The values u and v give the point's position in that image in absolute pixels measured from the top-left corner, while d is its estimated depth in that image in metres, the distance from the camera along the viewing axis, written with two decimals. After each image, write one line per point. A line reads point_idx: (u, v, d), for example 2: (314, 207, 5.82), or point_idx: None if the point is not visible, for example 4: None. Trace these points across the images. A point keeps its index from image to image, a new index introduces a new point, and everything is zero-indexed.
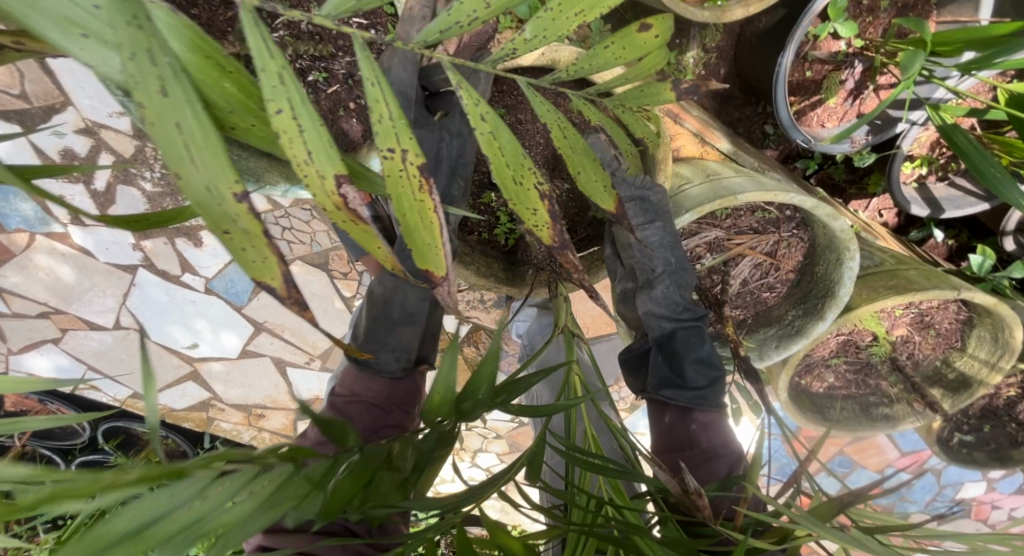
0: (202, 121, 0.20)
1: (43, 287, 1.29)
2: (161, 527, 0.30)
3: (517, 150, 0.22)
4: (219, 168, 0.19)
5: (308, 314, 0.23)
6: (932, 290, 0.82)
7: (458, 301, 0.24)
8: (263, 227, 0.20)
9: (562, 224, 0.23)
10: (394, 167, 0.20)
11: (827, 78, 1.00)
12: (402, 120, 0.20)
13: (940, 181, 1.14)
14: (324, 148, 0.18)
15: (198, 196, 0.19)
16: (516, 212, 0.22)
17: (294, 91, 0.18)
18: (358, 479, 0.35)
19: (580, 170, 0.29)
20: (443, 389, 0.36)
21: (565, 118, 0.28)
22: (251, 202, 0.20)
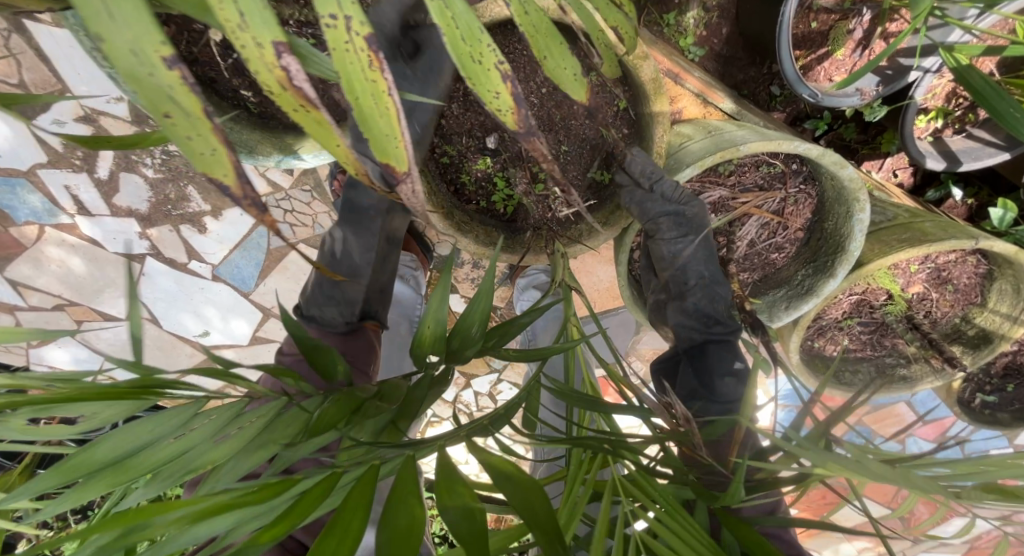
0: None
1: (56, 279, 1.32)
2: (144, 457, 0.31)
3: (473, 24, 0.20)
4: (144, 28, 0.18)
5: (269, 218, 0.22)
6: (948, 240, 0.79)
7: (424, 201, 0.22)
8: (203, 104, 0.19)
9: (527, 108, 0.21)
10: (338, 36, 0.19)
11: (834, 28, 0.97)
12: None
13: (956, 135, 1.09)
14: (258, 9, 0.17)
15: (128, 65, 0.18)
16: (475, 93, 0.20)
17: None
18: (343, 403, 0.35)
19: (546, 56, 0.27)
20: (433, 325, 0.36)
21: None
22: (181, 68, 0.18)
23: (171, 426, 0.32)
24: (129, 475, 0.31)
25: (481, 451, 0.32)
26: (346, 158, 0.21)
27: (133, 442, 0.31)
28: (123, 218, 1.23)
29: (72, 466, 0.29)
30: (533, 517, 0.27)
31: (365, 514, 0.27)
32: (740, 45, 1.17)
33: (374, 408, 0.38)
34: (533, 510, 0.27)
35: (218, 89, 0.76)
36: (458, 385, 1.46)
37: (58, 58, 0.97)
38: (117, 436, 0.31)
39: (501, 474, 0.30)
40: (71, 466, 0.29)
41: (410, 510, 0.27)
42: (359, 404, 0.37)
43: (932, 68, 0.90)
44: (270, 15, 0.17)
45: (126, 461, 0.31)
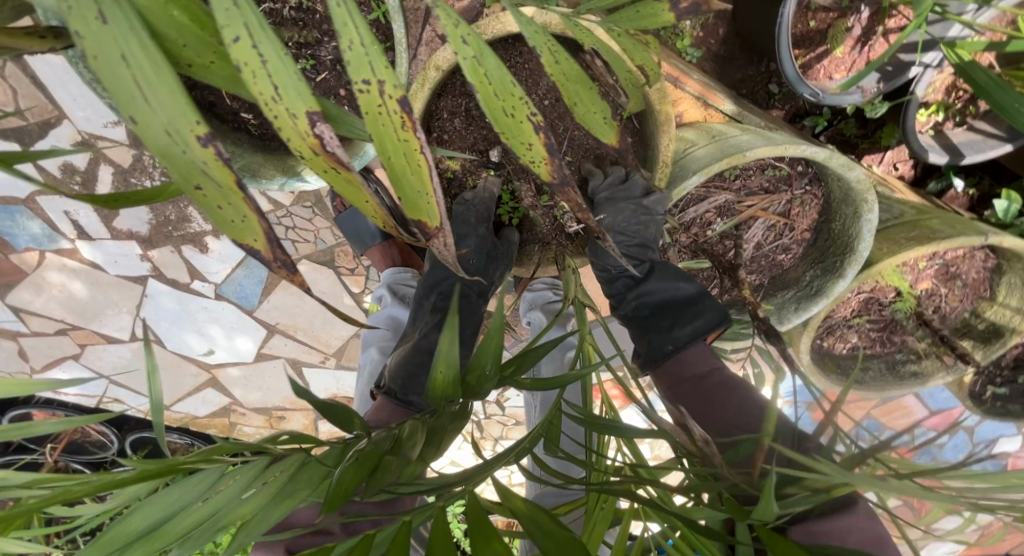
0: (151, 53, 0.19)
1: (58, 304, 1.31)
2: (177, 521, 0.32)
3: (505, 77, 0.20)
4: (175, 108, 0.18)
5: (299, 278, 0.21)
6: (958, 238, 0.79)
7: (456, 254, 0.22)
8: (234, 175, 0.18)
9: (560, 158, 0.21)
10: (370, 101, 0.19)
11: (832, 26, 0.97)
12: (375, 46, 0.19)
13: (958, 127, 1.09)
14: (290, 80, 0.17)
15: (161, 143, 0.18)
16: (509, 147, 0.20)
17: (254, 18, 0.17)
18: (362, 465, 0.33)
19: (575, 101, 0.29)
20: (445, 369, 0.34)
21: (554, 40, 0.27)
22: (214, 143, 0.18)
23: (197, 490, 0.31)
24: (165, 540, 0.31)
25: (507, 494, 0.32)
26: (379, 213, 0.21)
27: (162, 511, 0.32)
28: (124, 241, 1.23)
29: (107, 540, 0.30)
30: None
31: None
32: (738, 44, 1.16)
33: (396, 460, 0.36)
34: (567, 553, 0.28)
35: (218, 113, 0.76)
36: None
37: (53, 84, 0.96)
38: (146, 507, 0.32)
39: (528, 517, 0.30)
40: (105, 541, 0.30)
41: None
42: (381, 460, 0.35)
43: (933, 63, 0.92)
44: (303, 85, 0.17)
45: (161, 527, 0.31)
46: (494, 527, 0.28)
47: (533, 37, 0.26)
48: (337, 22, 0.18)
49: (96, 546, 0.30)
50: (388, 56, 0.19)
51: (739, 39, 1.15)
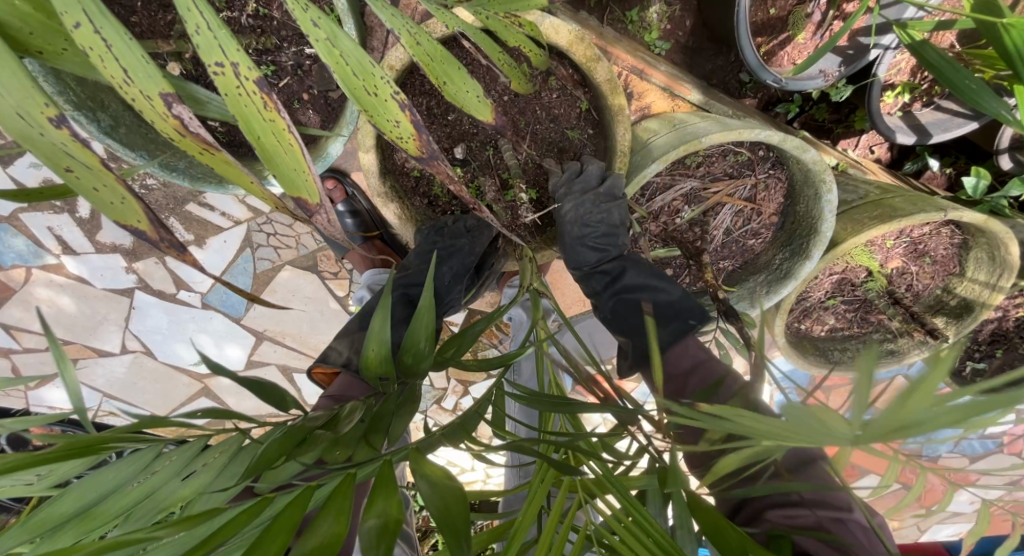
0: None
1: (48, 319, 1.32)
2: (111, 502, 0.34)
3: (363, 60, 0.22)
4: (23, 95, 0.19)
5: (192, 257, 0.23)
6: (918, 214, 0.79)
7: (341, 229, 0.23)
8: (98, 156, 0.20)
9: (428, 132, 0.23)
10: (228, 83, 0.20)
11: (792, 13, 0.98)
12: (223, 30, 0.20)
13: (925, 108, 1.10)
14: (141, 65, 0.18)
15: (17, 127, 0.20)
16: (375, 122, 0.23)
17: (94, 2, 0.18)
18: (290, 439, 0.34)
19: (444, 80, 0.34)
20: (377, 346, 0.36)
21: (415, 25, 0.32)
22: (68, 125, 0.20)
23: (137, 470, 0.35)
24: (99, 520, 0.33)
25: (418, 463, 0.32)
26: (260, 192, 0.22)
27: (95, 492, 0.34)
28: (108, 254, 1.25)
29: (39, 521, 0.32)
30: (445, 518, 0.27)
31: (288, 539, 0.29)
32: (705, 36, 1.18)
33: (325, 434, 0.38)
34: (449, 514, 0.28)
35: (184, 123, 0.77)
36: (455, 393, 1.45)
37: None
38: (78, 490, 0.34)
39: (426, 482, 0.30)
40: (37, 522, 0.32)
41: (334, 522, 0.28)
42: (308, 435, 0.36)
43: (891, 44, 0.93)
44: (153, 68, 0.18)
45: (93, 508, 0.34)
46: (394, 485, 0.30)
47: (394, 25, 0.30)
48: (181, 10, 0.19)
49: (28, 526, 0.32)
50: (238, 39, 0.20)
51: (706, 30, 1.17)
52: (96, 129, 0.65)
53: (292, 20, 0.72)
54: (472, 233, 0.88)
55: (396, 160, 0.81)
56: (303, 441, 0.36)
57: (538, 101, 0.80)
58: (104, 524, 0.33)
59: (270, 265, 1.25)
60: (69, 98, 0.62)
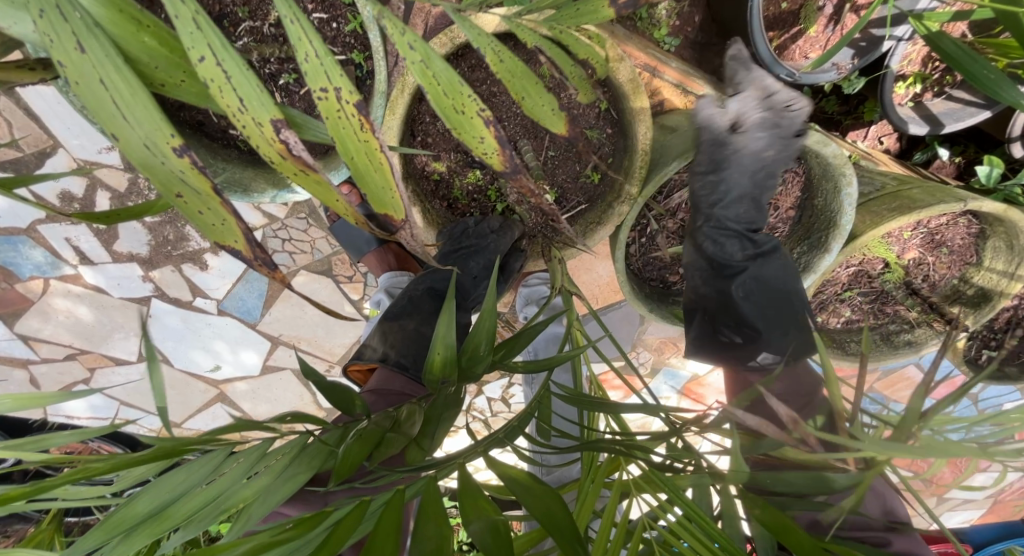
0: (125, 75, 0.21)
1: (65, 329, 1.33)
2: (181, 503, 0.34)
3: (453, 79, 0.26)
4: (151, 126, 0.21)
5: (281, 275, 0.23)
6: (938, 205, 0.80)
7: (424, 244, 0.24)
8: (208, 182, 0.21)
9: (510, 147, 0.26)
10: (331, 107, 0.21)
11: (803, 7, 0.99)
12: (328, 57, 0.20)
13: (936, 97, 1.11)
14: (253, 94, 0.20)
15: (142, 156, 0.21)
16: (462, 138, 0.26)
17: (213, 33, 0.20)
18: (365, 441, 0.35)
19: (524, 96, 0.36)
20: (443, 349, 0.36)
21: (498, 43, 0.34)
22: (188, 155, 0.21)
23: (204, 473, 0.36)
24: (170, 521, 0.33)
25: (498, 464, 0.33)
26: (349, 210, 0.23)
27: (167, 494, 0.35)
28: (125, 263, 1.25)
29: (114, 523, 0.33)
30: (548, 521, 0.29)
31: (394, 541, 0.30)
32: (715, 31, 1.18)
33: (397, 437, 0.39)
34: (552, 514, 0.29)
35: (207, 132, 0.78)
36: (469, 393, 1.46)
37: (45, 114, 0.99)
38: (152, 491, 0.35)
39: (518, 485, 0.32)
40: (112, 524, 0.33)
41: (438, 525, 0.30)
42: (380, 438, 0.37)
43: (905, 35, 0.93)
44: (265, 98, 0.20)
45: (166, 509, 0.34)
46: (483, 492, 0.31)
47: (478, 41, 0.32)
48: (291, 39, 0.20)
49: (104, 528, 0.33)
50: (342, 65, 0.21)
51: (715, 26, 1.17)
52: None
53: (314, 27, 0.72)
54: (496, 233, 0.87)
55: (417, 163, 0.82)
56: (379, 442, 0.37)
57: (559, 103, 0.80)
58: (175, 525, 0.33)
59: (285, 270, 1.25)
60: None
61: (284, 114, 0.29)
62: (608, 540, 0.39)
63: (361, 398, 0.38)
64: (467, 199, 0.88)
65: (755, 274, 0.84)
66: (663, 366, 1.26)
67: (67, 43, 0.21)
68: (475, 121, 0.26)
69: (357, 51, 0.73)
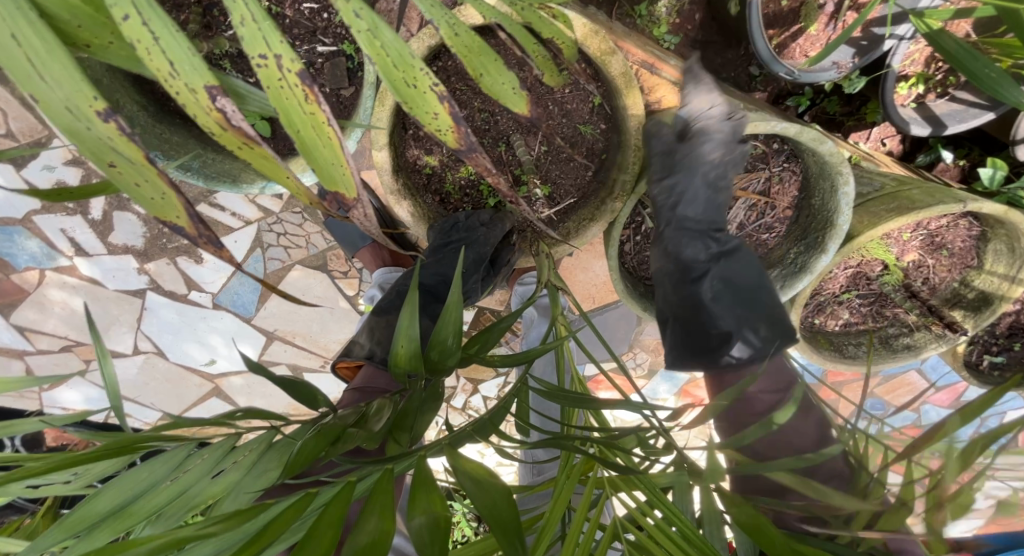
0: (39, 29, 0.21)
1: (62, 321, 1.33)
2: (145, 502, 0.34)
3: (402, 52, 0.25)
4: (73, 87, 0.21)
5: (228, 254, 0.23)
6: (936, 206, 0.79)
7: (378, 223, 0.23)
8: (142, 151, 0.21)
9: (464, 124, 0.26)
10: (271, 75, 0.20)
11: (804, 5, 0.97)
12: (266, 21, 0.20)
13: (940, 99, 1.10)
14: (188, 60, 0.20)
15: (67, 121, 0.21)
16: (413, 113, 0.26)
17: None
18: (322, 436, 0.34)
19: (482, 72, 0.34)
20: (407, 343, 0.35)
21: (449, 15, 0.33)
22: (115, 120, 0.20)
23: (167, 470, 0.35)
24: (135, 518, 0.33)
25: (457, 458, 0.32)
26: (300, 189, 0.22)
27: (130, 493, 0.34)
28: (120, 255, 1.24)
29: (75, 520, 0.32)
30: (497, 521, 0.28)
31: (336, 534, 0.29)
32: (714, 29, 1.17)
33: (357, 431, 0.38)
34: (499, 517, 0.28)
35: (198, 122, 0.78)
36: (464, 392, 1.45)
37: (41, 104, 0.99)
38: (113, 489, 0.34)
39: (469, 480, 0.31)
40: (72, 522, 0.32)
41: (379, 519, 0.29)
42: (340, 432, 0.36)
43: (906, 35, 0.92)
44: (198, 63, 0.19)
45: (128, 507, 0.34)
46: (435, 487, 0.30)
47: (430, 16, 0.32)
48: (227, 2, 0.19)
49: (61, 527, 0.32)
50: (282, 31, 0.20)
51: (715, 24, 1.16)
52: None
53: (305, 18, 0.72)
54: (488, 225, 0.86)
55: (408, 157, 0.82)
56: (337, 437, 0.36)
57: (551, 96, 0.80)
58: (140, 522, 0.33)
59: (280, 265, 1.24)
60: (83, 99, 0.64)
61: (222, 83, 0.29)
62: (577, 538, 0.38)
63: (324, 393, 0.37)
64: (458, 193, 0.87)
65: (722, 274, 0.79)
66: (659, 367, 1.25)
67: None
68: (427, 96, 0.26)
69: (347, 43, 0.73)
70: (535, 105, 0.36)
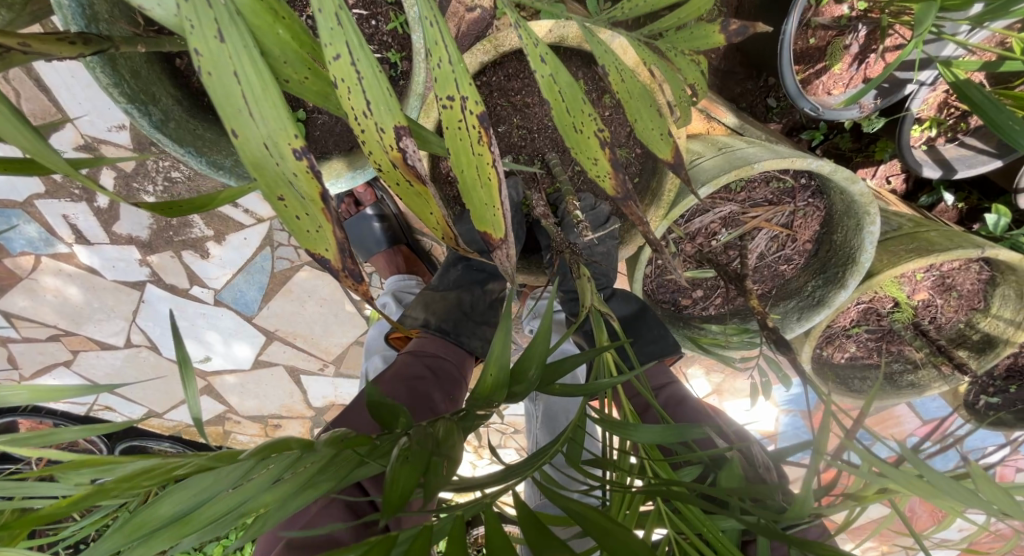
0: (260, 69, 0.20)
1: (52, 309, 1.28)
2: (205, 509, 0.30)
3: (575, 95, 0.31)
4: (276, 122, 0.19)
5: (363, 288, 0.22)
6: (955, 250, 0.81)
7: (517, 267, 0.22)
8: (317, 187, 0.20)
9: (615, 164, 0.33)
10: (452, 117, 0.20)
11: (831, 44, 0.99)
12: (461, 65, 0.20)
13: (949, 143, 1.13)
14: (382, 98, 0.19)
15: (256, 154, 0.20)
16: (580, 156, 0.32)
17: (353, 33, 0.19)
18: (414, 465, 0.31)
19: (638, 117, 0.38)
20: (496, 371, 0.34)
21: (621, 65, 0.37)
22: (308, 158, 0.20)
23: (231, 480, 0.30)
24: (194, 528, 0.29)
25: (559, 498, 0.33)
26: (441, 227, 0.22)
27: (191, 500, 0.29)
28: (123, 246, 1.20)
29: (135, 525, 0.29)
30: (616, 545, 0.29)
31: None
32: (738, 60, 1.19)
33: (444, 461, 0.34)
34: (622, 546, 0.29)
35: None
36: None
37: (58, 88, 0.95)
38: (169, 493, 0.29)
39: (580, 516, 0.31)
40: (131, 527, 0.29)
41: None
42: (430, 459, 0.33)
43: (928, 81, 0.95)
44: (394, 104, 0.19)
45: (186, 515, 0.30)
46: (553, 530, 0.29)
47: (607, 59, 0.36)
48: (429, 42, 0.19)
49: (121, 530, 0.28)
50: (472, 74, 0.20)
51: (739, 55, 1.18)
52: (148, 123, 0.65)
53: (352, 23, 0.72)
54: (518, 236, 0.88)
55: (444, 169, 0.81)
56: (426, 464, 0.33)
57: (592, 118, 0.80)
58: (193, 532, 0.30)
59: (288, 265, 1.23)
60: (123, 90, 0.62)
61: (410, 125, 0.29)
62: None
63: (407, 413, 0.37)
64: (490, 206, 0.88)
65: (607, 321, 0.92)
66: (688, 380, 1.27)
67: (208, 24, 0.19)
68: (591, 142, 0.32)
69: (394, 51, 0.72)
70: (681, 153, 0.38)
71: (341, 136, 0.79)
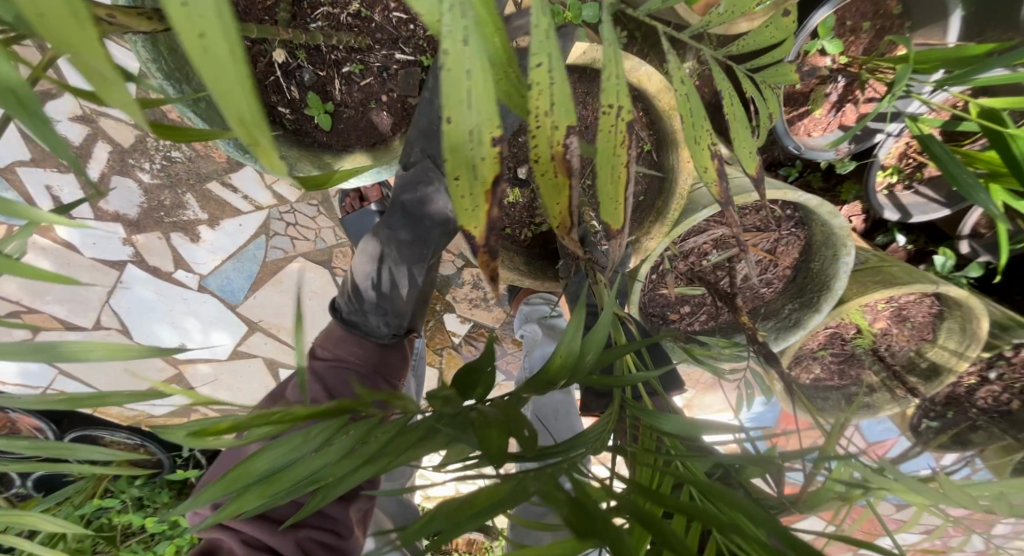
0: (485, 66, 0.19)
1: (18, 283, 1.22)
2: (293, 469, 0.34)
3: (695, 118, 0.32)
4: (488, 119, 0.19)
5: (489, 259, 0.26)
6: (915, 284, 0.91)
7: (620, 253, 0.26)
8: (495, 175, 0.22)
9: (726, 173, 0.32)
10: (608, 121, 0.23)
11: (814, 91, 1.09)
12: (624, 78, 0.23)
13: (906, 190, 1.26)
14: (564, 101, 0.21)
15: (455, 138, 0.20)
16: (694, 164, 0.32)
17: (554, 41, 0.20)
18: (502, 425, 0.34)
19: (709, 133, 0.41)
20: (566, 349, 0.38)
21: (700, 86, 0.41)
22: (499, 149, 0.21)
23: (315, 442, 0.34)
24: (280, 483, 0.34)
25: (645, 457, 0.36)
26: (565, 213, 0.25)
27: (285, 456, 0.34)
28: (108, 223, 1.16)
29: (238, 473, 0.33)
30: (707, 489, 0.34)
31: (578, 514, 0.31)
32: None
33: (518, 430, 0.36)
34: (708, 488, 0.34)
35: (256, 105, 0.77)
36: None
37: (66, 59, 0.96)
38: (269, 450, 0.34)
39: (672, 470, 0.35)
40: (233, 474, 0.33)
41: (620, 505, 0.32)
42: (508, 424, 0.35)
43: (895, 132, 1.05)
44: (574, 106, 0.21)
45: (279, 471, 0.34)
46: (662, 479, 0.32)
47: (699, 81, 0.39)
48: (606, 55, 0.22)
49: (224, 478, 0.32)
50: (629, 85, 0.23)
51: None
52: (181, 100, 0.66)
53: (391, 25, 0.76)
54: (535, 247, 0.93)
55: None
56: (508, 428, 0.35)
57: None
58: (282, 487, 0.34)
59: (282, 255, 1.22)
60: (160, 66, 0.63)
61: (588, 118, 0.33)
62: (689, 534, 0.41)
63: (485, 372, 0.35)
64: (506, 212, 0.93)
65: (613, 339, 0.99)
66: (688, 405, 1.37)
67: (459, 34, 0.18)
68: None
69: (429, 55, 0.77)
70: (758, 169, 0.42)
71: (365, 131, 0.81)
